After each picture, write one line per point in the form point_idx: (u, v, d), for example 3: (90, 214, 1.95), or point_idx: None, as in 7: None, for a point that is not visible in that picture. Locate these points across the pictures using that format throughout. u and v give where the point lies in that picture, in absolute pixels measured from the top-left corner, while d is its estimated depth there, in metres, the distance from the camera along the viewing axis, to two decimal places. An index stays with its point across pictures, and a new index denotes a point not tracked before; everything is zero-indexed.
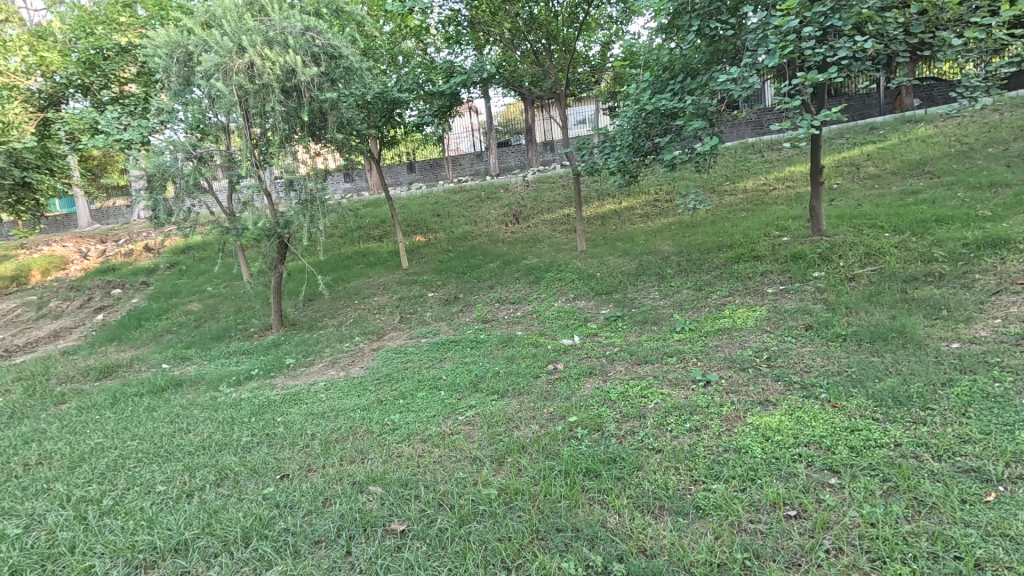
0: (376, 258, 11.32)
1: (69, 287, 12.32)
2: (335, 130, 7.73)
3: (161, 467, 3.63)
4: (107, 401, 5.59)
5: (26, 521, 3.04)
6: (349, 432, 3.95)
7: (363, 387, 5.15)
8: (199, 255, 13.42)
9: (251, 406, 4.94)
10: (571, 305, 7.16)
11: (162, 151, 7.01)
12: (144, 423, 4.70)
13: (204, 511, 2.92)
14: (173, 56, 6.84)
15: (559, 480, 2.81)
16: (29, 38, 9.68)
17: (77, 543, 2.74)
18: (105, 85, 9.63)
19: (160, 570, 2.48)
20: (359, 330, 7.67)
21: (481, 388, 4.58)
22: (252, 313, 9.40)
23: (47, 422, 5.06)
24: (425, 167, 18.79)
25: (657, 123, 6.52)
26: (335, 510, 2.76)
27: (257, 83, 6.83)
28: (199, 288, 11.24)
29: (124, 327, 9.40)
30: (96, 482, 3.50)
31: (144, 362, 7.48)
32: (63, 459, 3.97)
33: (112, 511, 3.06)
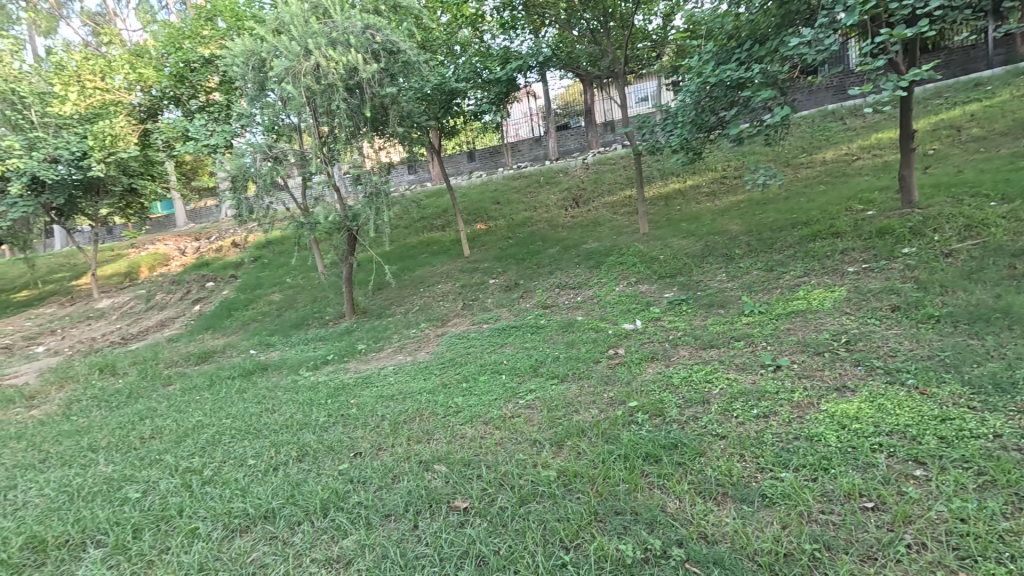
0: (439, 247, 11.64)
1: (171, 282, 13.68)
2: (396, 124, 7.99)
3: (250, 443, 4.00)
4: (205, 384, 6.20)
5: (144, 487, 3.47)
6: (415, 414, 4.15)
7: (428, 371, 5.37)
8: (279, 249, 14.41)
9: (327, 388, 5.30)
10: (633, 289, 7.03)
11: (243, 153, 7.55)
12: (236, 403, 5.18)
13: (288, 483, 3.20)
14: (248, 63, 7.32)
15: (619, 465, 2.80)
16: (129, 58, 10.62)
17: (184, 506, 3.10)
18: (193, 94, 10.65)
19: (253, 533, 2.76)
20: (424, 317, 7.97)
21: (541, 372, 4.64)
22: (326, 302, 10.00)
23: (157, 401, 5.71)
24: (485, 156, 18.94)
25: (722, 95, 6.19)
26: (403, 487, 2.92)
27: (324, 83, 7.18)
28: (280, 280, 12.10)
29: (218, 317, 10.33)
30: (198, 455, 3.92)
31: (235, 348, 8.20)
32: (171, 434, 4.47)
33: (212, 481, 3.42)
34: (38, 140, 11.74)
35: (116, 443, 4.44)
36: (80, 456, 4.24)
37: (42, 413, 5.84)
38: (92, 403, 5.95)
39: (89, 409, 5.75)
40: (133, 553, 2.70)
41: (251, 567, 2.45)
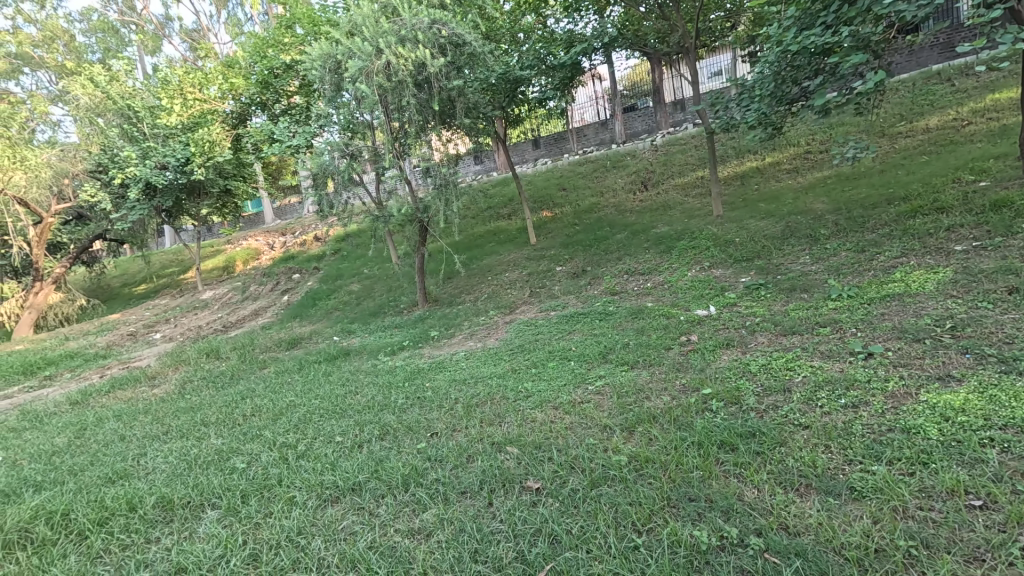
0: (506, 236, 11.77)
1: (263, 274, 14.88)
2: (464, 116, 8.13)
3: (337, 422, 4.33)
4: (296, 367, 6.75)
5: (248, 458, 3.86)
6: (487, 398, 4.29)
7: (498, 357, 5.50)
8: (356, 241, 15.22)
9: (404, 373, 5.58)
10: (706, 274, 6.76)
11: (323, 152, 8.04)
12: (323, 385, 5.61)
13: (372, 459, 3.44)
14: (325, 66, 7.71)
15: (693, 452, 2.75)
16: (222, 69, 11.57)
17: (282, 477, 3.42)
18: (277, 99, 11.31)
19: (343, 503, 3.00)
20: (493, 304, 8.14)
21: (610, 358, 4.63)
22: (400, 292, 10.47)
23: (255, 383, 6.28)
24: (550, 142, 18.81)
25: (805, 64, 5.75)
26: (478, 466, 3.05)
27: (395, 80, 7.43)
28: (358, 271, 12.80)
29: (304, 306, 11.12)
30: (292, 431, 4.29)
31: (320, 335, 8.82)
32: (269, 412, 4.93)
33: (305, 455, 3.75)
34: (150, 149, 13.13)
35: (223, 419, 4.96)
36: (195, 430, 4.79)
37: (162, 392, 6.63)
38: (201, 384, 6.66)
39: (200, 388, 6.45)
40: (242, 516, 3.02)
41: (341, 533, 2.66)
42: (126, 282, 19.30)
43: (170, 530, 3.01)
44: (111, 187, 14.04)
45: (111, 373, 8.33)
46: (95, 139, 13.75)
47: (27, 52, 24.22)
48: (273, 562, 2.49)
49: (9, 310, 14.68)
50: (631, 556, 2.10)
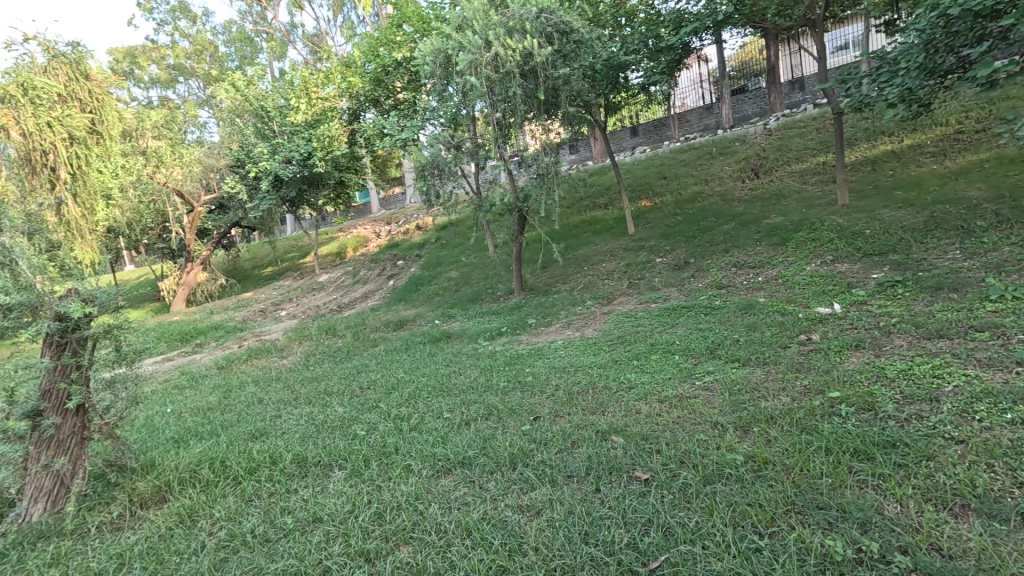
0: (602, 225, 11.60)
1: (370, 260, 16.00)
2: (567, 105, 8.08)
3: (444, 399, 4.58)
4: (404, 346, 7.23)
5: (368, 426, 4.23)
6: (589, 386, 4.31)
7: (598, 347, 5.48)
8: (455, 230, 15.84)
9: (504, 357, 5.76)
10: (828, 269, 6.18)
11: (428, 145, 8.43)
12: (429, 364, 5.96)
13: (479, 437, 3.60)
14: (436, 61, 8.00)
15: (819, 458, 2.56)
16: (340, 69, 12.38)
17: (398, 446, 3.70)
18: (386, 95, 11.98)
19: (455, 474, 3.18)
20: (590, 294, 8.08)
21: (719, 354, 4.43)
22: (497, 280, 10.75)
23: (368, 359, 6.83)
24: (649, 129, 18.13)
25: (967, 29, 4.97)
26: (584, 452, 3.09)
27: (502, 71, 7.53)
28: (456, 258, 13.33)
29: (407, 291, 11.81)
30: (404, 405, 4.63)
31: (423, 318, 9.35)
32: (382, 386, 5.35)
33: (416, 428, 4.02)
34: (278, 146, 14.61)
35: (343, 390, 5.46)
36: (320, 398, 5.32)
37: (291, 362, 7.45)
38: (322, 357, 7.37)
39: (321, 361, 7.15)
40: (365, 477, 3.32)
41: (454, 502, 2.83)
42: (256, 265, 21.72)
43: (305, 483, 3.38)
44: (247, 179, 15.86)
45: (248, 344, 9.48)
46: (235, 137, 15.59)
47: (181, 63, 27.94)
48: (394, 522, 2.71)
49: (168, 287, 17.14)
50: (753, 557, 2.02)
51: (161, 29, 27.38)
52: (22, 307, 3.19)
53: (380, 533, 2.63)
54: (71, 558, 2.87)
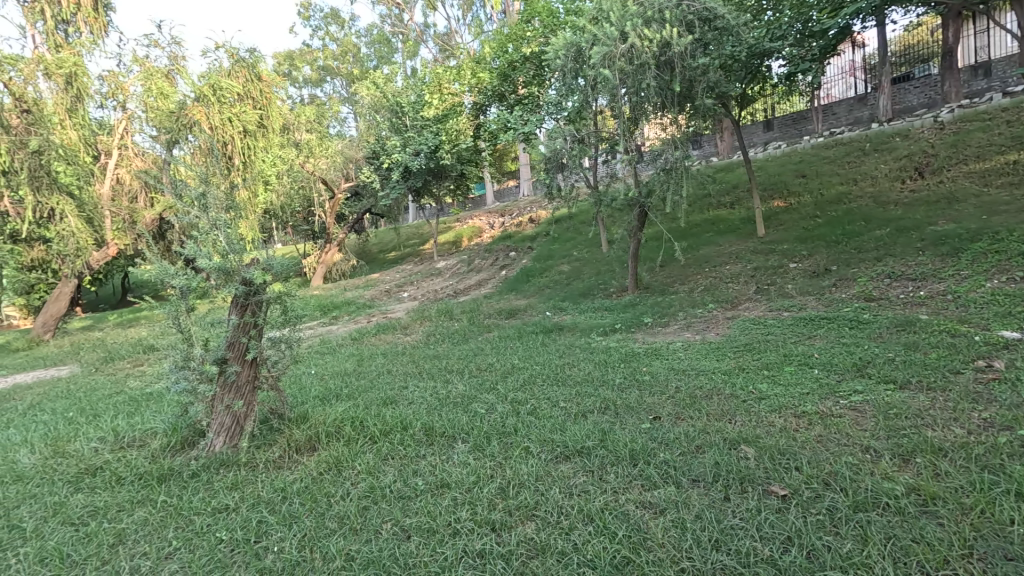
0: (727, 225, 10.89)
1: (484, 249, 16.62)
2: (703, 97, 7.68)
3: (559, 389, 4.66)
4: (517, 334, 7.45)
5: (486, 405, 4.45)
6: (713, 391, 4.11)
7: (721, 352, 5.20)
8: (568, 224, 15.86)
9: (619, 354, 5.69)
10: (1017, 287, 5.24)
11: (554, 138, 8.50)
12: (542, 354, 6.09)
13: (597, 429, 3.61)
14: (568, 55, 8.02)
15: (1007, 502, 2.21)
16: (470, 66, 12.90)
17: (517, 428, 3.84)
18: (512, 90, 12.28)
19: (573, 462, 3.24)
20: (712, 297, 7.66)
21: (868, 373, 3.97)
22: (610, 276, 10.60)
23: (483, 343, 7.14)
24: (786, 124, 16.61)
25: None
26: (710, 458, 2.97)
27: (637, 63, 7.34)
28: (568, 252, 13.37)
29: (519, 282, 12.10)
30: (520, 390, 4.79)
31: (534, 309, 9.53)
32: (498, 370, 5.58)
33: (533, 412, 4.14)
34: (409, 139, 15.69)
35: (462, 369, 5.78)
36: (441, 374, 5.69)
37: (413, 340, 8.04)
38: (441, 337, 7.86)
39: (441, 341, 7.62)
40: (487, 453, 3.49)
41: (575, 488, 2.88)
42: (382, 249, 23.61)
43: (432, 451, 3.63)
44: (380, 170, 17.26)
45: (375, 320, 10.39)
46: (372, 131, 17.04)
47: (329, 64, 31.06)
48: (517, 498, 2.82)
49: (310, 265, 19.26)
50: None
51: (315, 33, 30.65)
52: (220, 271, 3.84)
53: (504, 506, 2.76)
54: (245, 486, 3.38)
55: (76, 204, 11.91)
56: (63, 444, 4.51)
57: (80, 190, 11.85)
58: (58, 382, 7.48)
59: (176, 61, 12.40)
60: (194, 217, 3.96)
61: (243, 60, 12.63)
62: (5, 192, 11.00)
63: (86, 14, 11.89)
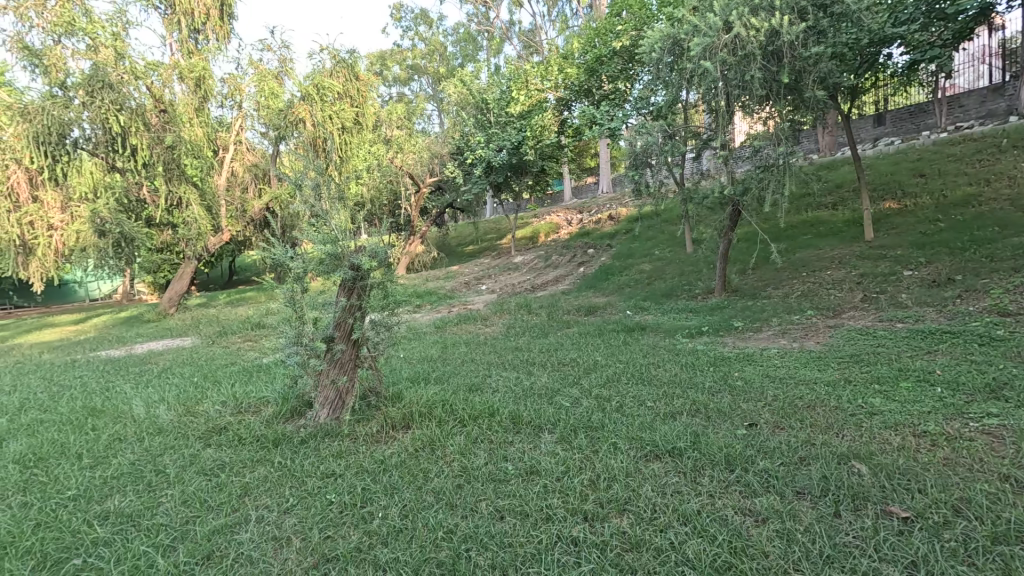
0: (829, 228, 10.11)
1: (562, 245, 16.61)
2: (812, 89, 7.16)
3: (646, 388, 4.58)
4: (597, 331, 7.40)
5: (571, 399, 4.46)
6: (816, 402, 3.86)
7: (824, 362, 4.86)
8: (650, 223, 15.44)
9: (707, 357, 5.49)
10: None
11: (645, 134, 8.30)
12: (625, 352, 6.01)
13: (689, 431, 3.52)
14: (665, 47, 7.77)
15: None
16: (558, 61, 12.85)
17: (604, 423, 3.84)
18: (599, 85, 12.13)
19: (663, 461, 3.18)
20: (811, 303, 7.17)
21: (1005, 395, 3.54)
22: (695, 277, 10.21)
23: (564, 338, 7.17)
24: (901, 118, 15.09)
25: None
26: (816, 471, 2.81)
27: (741, 54, 6.97)
28: (649, 251, 13.03)
29: (598, 279, 11.97)
30: (605, 386, 4.77)
31: (615, 307, 9.40)
32: (580, 365, 5.58)
33: (620, 409, 4.11)
34: (493, 135, 16.02)
35: (544, 362, 5.86)
36: (524, 365, 5.80)
37: (494, 331, 8.23)
38: (521, 330, 7.98)
39: (521, 334, 7.74)
40: (574, 445, 3.51)
41: (668, 488, 2.83)
42: (461, 242, 24.28)
43: (520, 438, 3.73)
44: (464, 165, 17.72)
45: (456, 311, 10.73)
46: (458, 128, 17.54)
47: (417, 63, 32.27)
48: (608, 491, 2.83)
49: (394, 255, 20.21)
50: None
51: (405, 34, 31.98)
52: (330, 256, 4.19)
53: (595, 498, 2.78)
54: (349, 455, 3.65)
55: (199, 194, 13.28)
56: (193, 404, 5.10)
57: (202, 181, 13.48)
58: (183, 351, 8.42)
59: (285, 63, 13.48)
60: (312, 207, 4.36)
61: (344, 61, 13.54)
62: (144, 182, 12.51)
63: (213, 23, 13.24)
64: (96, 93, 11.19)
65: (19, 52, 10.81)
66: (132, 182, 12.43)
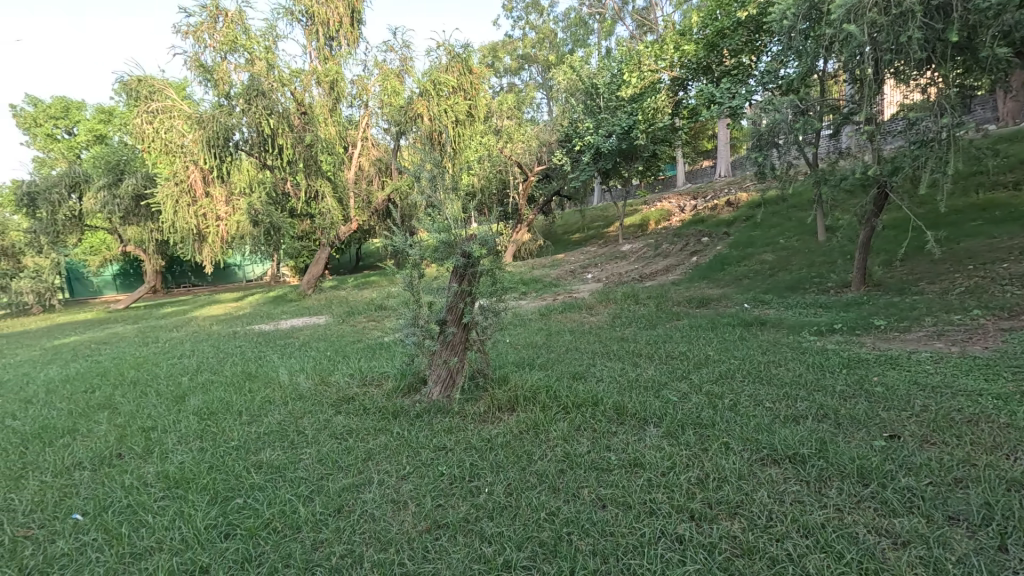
0: (1006, 212, 8.49)
1: (673, 233, 15.85)
2: (991, 47, 5.99)
3: (765, 388, 4.24)
4: (710, 325, 6.99)
5: (679, 394, 4.28)
6: (980, 417, 3.31)
7: (991, 371, 4.13)
8: (774, 208, 14.13)
9: (839, 358, 4.94)
10: None
11: (772, 111, 7.55)
12: (742, 348, 5.60)
13: (814, 437, 3.21)
14: (800, 11, 6.95)
15: None
16: (674, 38, 12.12)
17: (715, 421, 3.64)
18: (719, 61, 11.35)
19: (782, 467, 2.94)
20: (977, 301, 6.11)
21: None
22: (827, 269, 9.19)
23: (673, 330, 6.88)
24: None
25: None
26: (977, 496, 2.43)
27: (896, 12, 6.02)
28: (773, 240, 11.95)
29: (712, 269, 11.26)
30: (716, 382, 4.52)
31: (730, 299, 8.79)
32: (690, 359, 5.33)
33: (734, 408, 3.87)
34: (603, 121, 15.66)
35: (650, 354, 5.68)
36: (629, 356, 5.68)
37: (598, 320, 8.15)
38: (628, 321, 7.80)
39: (627, 324, 7.57)
40: (681, 441, 3.38)
41: (786, 496, 2.62)
42: (567, 230, 24.24)
43: (624, 429, 3.68)
44: (572, 153, 17.58)
45: (561, 299, 10.78)
46: (567, 114, 17.42)
47: (528, 52, 32.54)
48: (718, 492, 2.70)
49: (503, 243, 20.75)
50: None
51: (517, 24, 32.45)
52: (444, 244, 4.41)
53: (703, 498, 2.66)
54: (458, 432, 3.87)
55: (332, 186, 14.80)
56: (326, 376, 5.72)
57: (335, 175, 14.96)
58: (319, 327, 9.47)
59: (405, 62, 14.37)
60: (429, 198, 4.64)
61: (459, 56, 14.11)
62: (288, 177, 14.20)
63: (346, 29, 14.46)
64: (253, 101, 12.89)
65: (196, 70, 12.79)
66: (279, 178, 14.17)
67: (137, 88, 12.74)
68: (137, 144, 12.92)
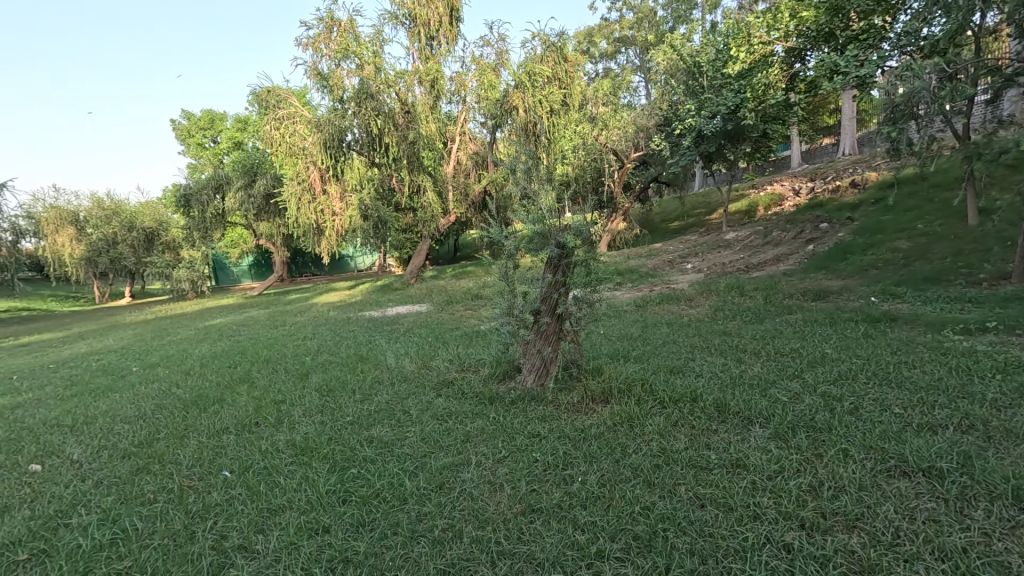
0: None
1: (786, 220, 14.56)
2: None
3: (894, 391, 3.79)
4: (828, 320, 6.34)
5: (790, 394, 3.97)
6: None
7: None
8: (910, 189, 12.41)
9: (990, 361, 4.26)
10: None
11: (909, 78, 6.61)
12: (867, 346, 5.03)
13: (957, 450, 2.83)
14: None
15: None
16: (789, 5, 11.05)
17: (833, 425, 3.32)
18: (843, 26, 10.20)
19: (915, 481, 2.63)
20: None
21: None
22: (979, 258, 7.90)
23: (784, 325, 6.35)
24: None
25: None
26: None
27: None
28: (909, 225, 10.51)
29: (832, 259, 10.18)
30: (834, 382, 4.12)
31: (854, 292, 7.90)
32: (803, 356, 4.91)
33: (856, 412, 3.51)
34: (706, 101, 14.76)
35: (756, 350, 5.32)
36: (733, 352, 5.36)
37: (699, 313, 7.75)
38: (732, 314, 7.32)
39: (731, 318, 7.12)
40: (792, 444, 3.14)
41: (919, 512, 2.35)
42: (665, 219, 23.22)
43: (726, 428, 3.50)
44: (671, 137, 16.79)
45: (658, 290, 10.39)
46: (666, 97, 16.65)
47: (625, 34, 31.45)
48: (834, 502, 2.49)
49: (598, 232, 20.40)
50: None
51: (614, 6, 31.48)
52: (538, 235, 4.48)
53: (816, 506, 2.47)
54: (552, 420, 3.93)
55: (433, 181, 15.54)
56: (427, 361, 6.05)
57: (435, 170, 15.65)
58: (420, 315, 10.03)
59: (501, 55, 14.61)
60: (523, 189, 4.73)
61: (554, 45, 14.05)
62: (393, 173, 15.13)
63: (444, 28, 15.02)
64: (363, 103, 13.88)
65: (314, 78, 14.03)
66: (386, 174, 15.15)
67: (267, 99, 14.31)
68: (267, 149, 14.53)
